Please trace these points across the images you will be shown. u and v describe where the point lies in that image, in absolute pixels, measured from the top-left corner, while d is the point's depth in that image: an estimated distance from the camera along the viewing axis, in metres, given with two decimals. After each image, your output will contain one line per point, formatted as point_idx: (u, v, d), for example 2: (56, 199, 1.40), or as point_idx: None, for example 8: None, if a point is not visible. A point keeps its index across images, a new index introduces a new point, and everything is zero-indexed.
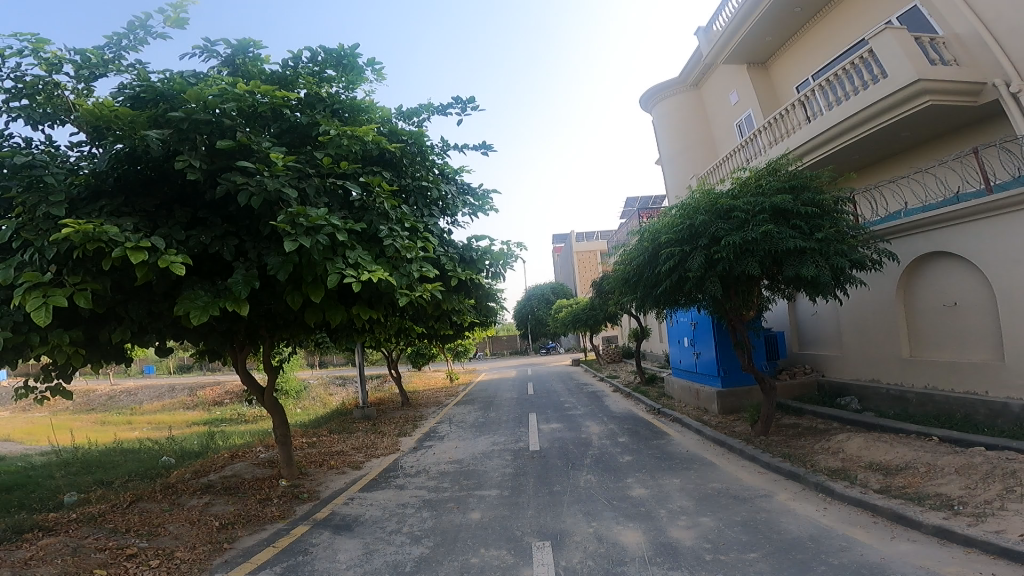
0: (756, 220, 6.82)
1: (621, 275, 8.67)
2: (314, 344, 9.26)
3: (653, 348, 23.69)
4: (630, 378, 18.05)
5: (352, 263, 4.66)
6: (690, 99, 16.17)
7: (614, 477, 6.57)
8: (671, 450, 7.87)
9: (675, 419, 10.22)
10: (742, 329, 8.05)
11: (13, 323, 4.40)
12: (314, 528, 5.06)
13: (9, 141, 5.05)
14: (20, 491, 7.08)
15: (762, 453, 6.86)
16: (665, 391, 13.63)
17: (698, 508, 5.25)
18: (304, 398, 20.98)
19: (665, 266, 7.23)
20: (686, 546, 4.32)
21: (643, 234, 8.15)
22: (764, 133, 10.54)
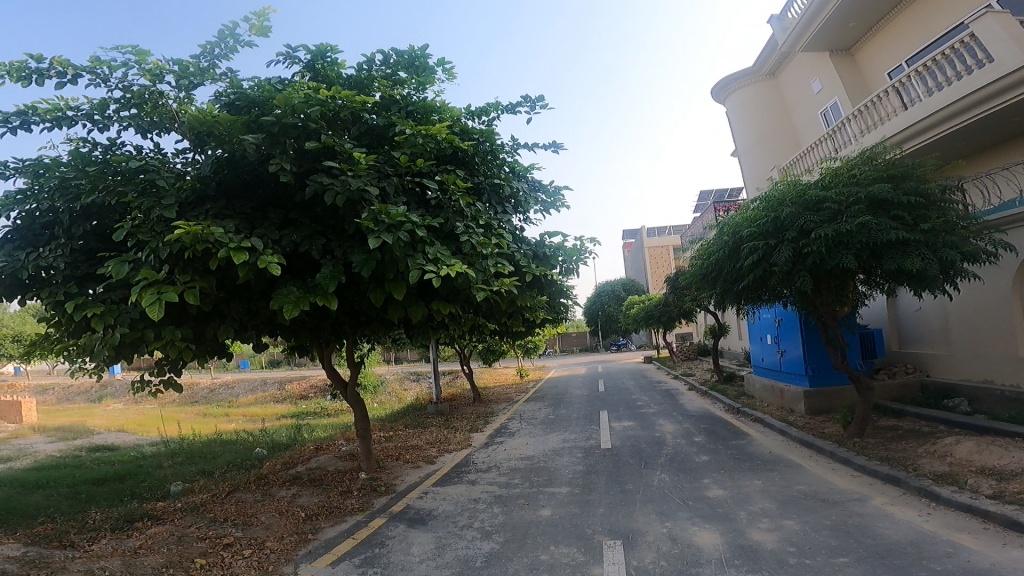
0: (850, 211, 6.52)
1: (699, 270, 8.49)
2: (391, 339, 9.53)
3: (733, 346, 23.00)
4: (708, 376, 17.59)
5: (432, 258, 4.81)
6: (768, 89, 15.53)
7: (690, 477, 6.45)
8: (752, 450, 7.64)
9: (757, 419, 9.90)
10: (834, 326, 7.70)
11: (132, 320, 4.78)
12: (390, 520, 5.23)
13: (123, 149, 5.45)
14: (133, 481, 7.67)
15: (856, 455, 6.54)
16: (746, 391, 13.23)
17: (783, 510, 5.07)
18: (380, 393, 21.63)
19: (747, 261, 7.03)
20: (768, 549, 4.19)
21: (722, 227, 7.93)
22: (854, 121, 10.01)
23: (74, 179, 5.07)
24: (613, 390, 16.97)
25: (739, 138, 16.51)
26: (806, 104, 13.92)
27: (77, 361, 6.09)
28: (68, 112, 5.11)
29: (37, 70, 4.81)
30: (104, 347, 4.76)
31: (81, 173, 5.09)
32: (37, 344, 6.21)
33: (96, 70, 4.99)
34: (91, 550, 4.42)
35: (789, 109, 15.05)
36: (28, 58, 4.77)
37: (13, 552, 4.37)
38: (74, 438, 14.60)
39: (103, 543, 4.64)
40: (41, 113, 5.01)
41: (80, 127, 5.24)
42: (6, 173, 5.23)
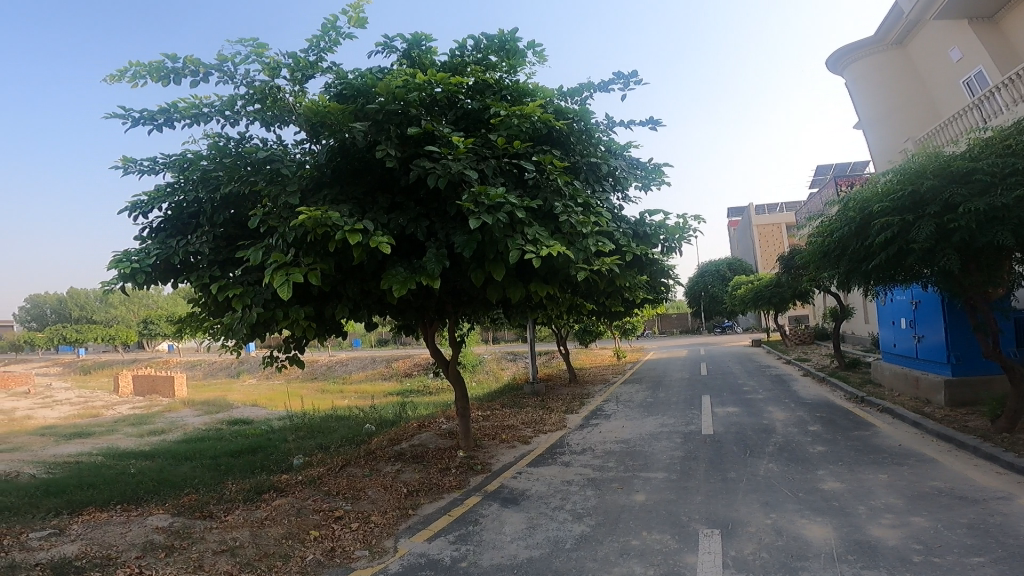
0: (1006, 183, 5.92)
1: (819, 248, 8.00)
2: (490, 320, 9.69)
3: (859, 331, 21.56)
4: (825, 363, 16.62)
5: (531, 239, 4.85)
6: (892, 59, 14.28)
7: (802, 468, 6.14)
8: (878, 443, 7.16)
9: (884, 410, 9.25)
10: (985, 309, 7.05)
11: (264, 300, 5.22)
12: (484, 499, 5.36)
13: (250, 142, 5.84)
14: (263, 453, 8.34)
15: (1004, 452, 5.97)
16: (871, 379, 12.37)
17: (910, 507, 4.72)
18: (479, 372, 22.18)
19: (877, 239, 6.53)
20: (889, 546, 3.93)
21: (848, 202, 7.41)
22: (1007, 89, 9.02)
23: (214, 172, 5.53)
24: (717, 374, 16.45)
25: (863, 112, 15.36)
26: (941, 73, 12.75)
27: (219, 338, 6.68)
28: (203, 109, 5.54)
29: (174, 69, 5.22)
30: (242, 325, 5.21)
31: (219, 165, 5.53)
32: (184, 322, 6.86)
33: (223, 67, 5.35)
34: (226, 521, 4.85)
35: (921, 79, 13.76)
36: (165, 59, 5.18)
37: (162, 521, 4.87)
38: (215, 412, 16.01)
39: (236, 513, 5.07)
40: (181, 111, 5.46)
41: (215, 123, 5.67)
42: (156, 168, 5.77)
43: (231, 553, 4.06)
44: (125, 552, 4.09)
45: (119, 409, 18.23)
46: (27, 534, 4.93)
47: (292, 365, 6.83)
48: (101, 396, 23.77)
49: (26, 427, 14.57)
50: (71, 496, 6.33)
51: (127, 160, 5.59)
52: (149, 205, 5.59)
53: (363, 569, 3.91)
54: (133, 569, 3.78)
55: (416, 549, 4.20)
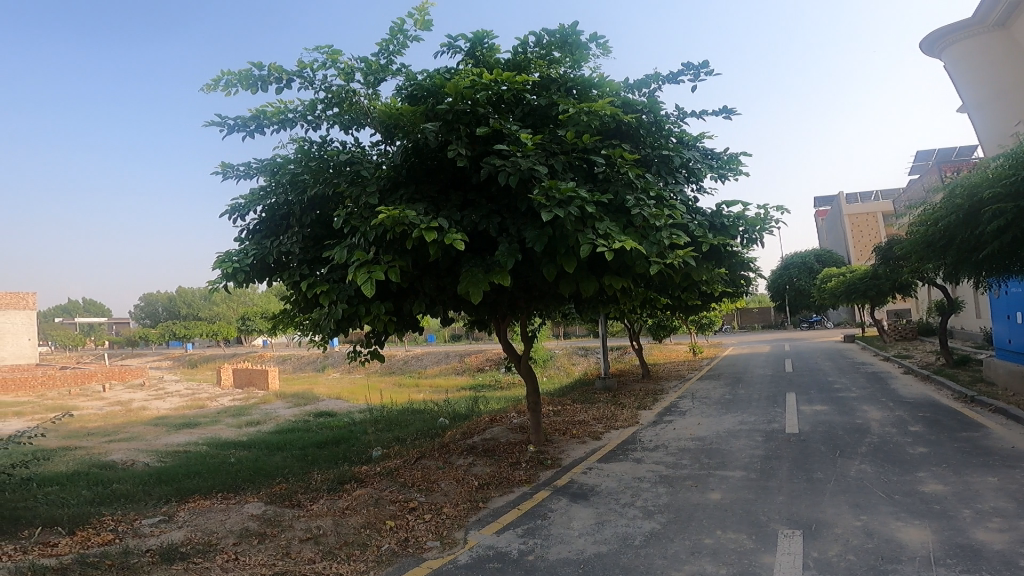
0: None
1: (922, 237, 7.53)
2: (562, 315, 9.69)
3: (969, 326, 20.09)
4: (928, 360, 15.60)
5: (603, 233, 4.82)
6: (997, 41, 13.06)
7: (899, 469, 5.81)
8: (986, 445, 6.66)
9: (996, 411, 8.60)
10: None
11: (348, 297, 5.44)
12: (554, 494, 5.38)
13: (330, 145, 6.08)
14: (344, 445, 8.68)
15: None
16: (982, 377, 11.51)
17: (1019, 511, 4.38)
18: (550, 368, 22.22)
19: (989, 227, 6.09)
20: (994, 550, 3.66)
21: (953, 187, 6.91)
22: None
23: (301, 174, 5.80)
24: (803, 371, 15.77)
25: (972, 93, 14.24)
26: None
27: (308, 334, 7.00)
28: (289, 114, 5.81)
29: (261, 77, 5.51)
30: (328, 321, 5.45)
31: (305, 168, 5.81)
32: (276, 320, 7.25)
33: (303, 74, 5.59)
34: (311, 509, 5.09)
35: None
36: (253, 67, 5.47)
37: (256, 509, 5.16)
38: (305, 404, 16.78)
39: (320, 503, 5.30)
40: (269, 117, 5.75)
41: (300, 128, 5.93)
42: (249, 173, 6.12)
43: (315, 541, 4.26)
44: (223, 539, 4.36)
45: (220, 401, 19.44)
46: (140, 519, 5.35)
47: (373, 360, 7.08)
48: (204, 388, 25.41)
49: (140, 417, 15.78)
50: (178, 484, 6.82)
51: (224, 166, 5.95)
52: (245, 208, 5.94)
53: (435, 559, 4.01)
54: (229, 556, 4.02)
55: (485, 541, 4.27)
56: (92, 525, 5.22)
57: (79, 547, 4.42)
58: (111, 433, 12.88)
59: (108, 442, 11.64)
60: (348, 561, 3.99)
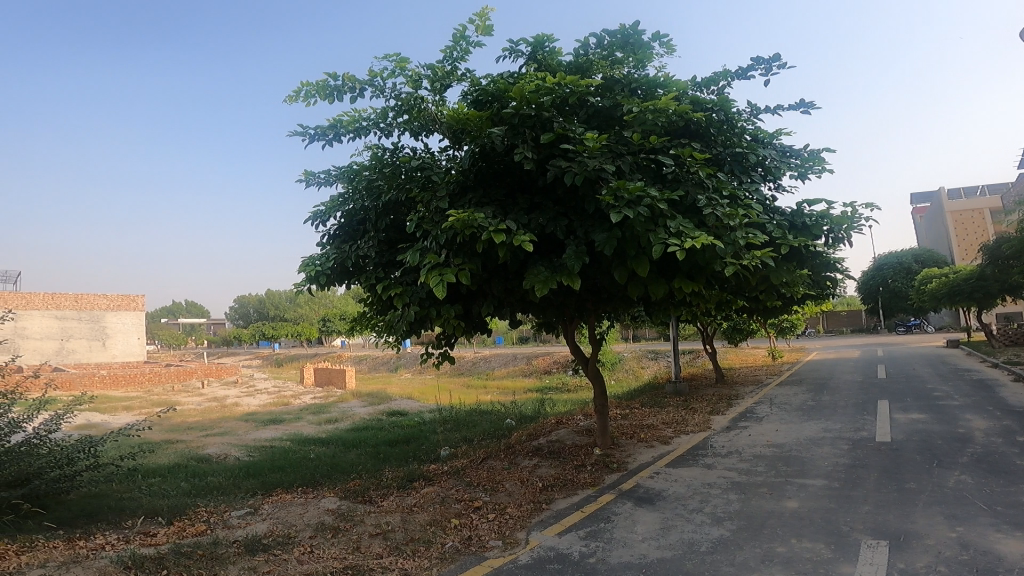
0: None
1: None
2: (631, 317, 9.56)
3: None
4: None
5: (675, 232, 4.73)
6: None
7: (1003, 480, 5.39)
8: None
9: None
10: None
11: (420, 299, 5.57)
12: (619, 497, 5.32)
13: (401, 152, 6.26)
14: (414, 443, 8.88)
15: None
16: None
17: None
18: (619, 370, 21.98)
19: None
20: None
21: None
22: None
23: (375, 181, 6.01)
24: (898, 377, 14.89)
25: None
26: None
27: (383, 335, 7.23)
28: (363, 122, 6.02)
29: (336, 87, 5.73)
30: (402, 323, 5.61)
31: (380, 174, 6.02)
32: (353, 322, 7.52)
33: (374, 82, 5.78)
34: (382, 506, 5.25)
35: None
36: (329, 77, 5.70)
37: (331, 504, 5.38)
38: (380, 403, 17.28)
39: (390, 500, 5.46)
40: (345, 126, 5.98)
41: (373, 135, 6.14)
42: (329, 180, 6.39)
43: (384, 537, 4.39)
44: (301, 531, 4.56)
45: (303, 399, 20.34)
46: (229, 511, 5.68)
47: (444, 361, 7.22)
48: (290, 386, 26.63)
49: (233, 413, 16.76)
50: (263, 478, 7.19)
51: (306, 174, 6.25)
52: (326, 214, 6.21)
53: (495, 558, 4.05)
54: (306, 549, 4.20)
55: (546, 542, 4.27)
56: (188, 516, 5.58)
57: (175, 538, 4.74)
58: (208, 428, 13.75)
59: (204, 436, 12.43)
60: (413, 557, 4.09)
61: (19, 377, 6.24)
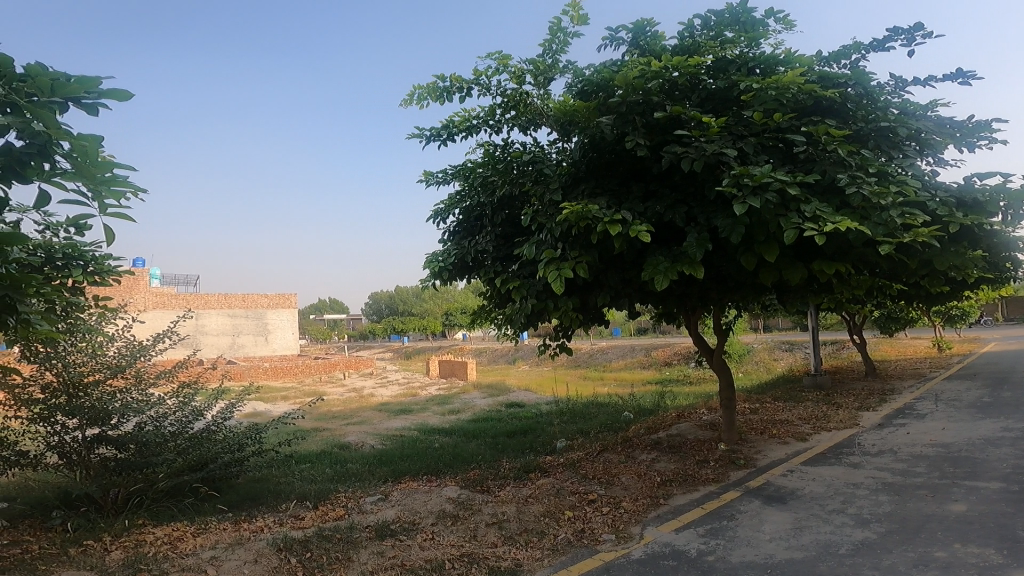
0: None
1: None
2: (762, 306, 9.09)
3: None
4: None
5: (811, 216, 4.45)
6: None
7: None
8: None
9: None
10: None
11: (537, 292, 5.61)
12: (744, 495, 5.09)
13: (512, 147, 6.34)
14: (532, 435, 9.00)
15: None
16: None
17: None
18: (747, 363, 21.02)
19: None
20: None
21: None
22: None
23: (490, 177, 6.13)
24: None
25: None
26: None
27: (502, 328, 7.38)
28: (473, 121, 6.16)
29: (445, 88, 5.90)
30: (520, 316, 5.68)
31: (493, 170, 6.14)
32: (474, 315, 7.72)
33: (480, 81, 5.89)
34: (499, 495, 5.37)
35: None
36: (438, 79, 5.88)
37: (452, 492, 5.57)
38: (499, 394, 17.63)
39: (507, 490, 5.57)
40: (457, 126, 6.16)
41: (484, 133, 6.27)
42: (447, 179, 6.60)
43: (499, 526, 4.49)
44: (423, 519, 4.77)
45: (429, 390, 21.26)
46: (364, 497, 6.06)
47: (561, 353, 7.23)
48: (419, 378, 27.93)
49: (369, 403, 17.86)
50: (394, 466, 7.59)
51: (426, 174, 6.51)
52: (445, 211, 6.43)
53: (608, 552, 4.03)
54: (427, 535, 4.39)
55: (662, 538, 4.18)
56: (330, 501, 6.02)
57: (319, 521, 5.13)
58: (348, 417, 14.74)
59: (345, 425, 13.33)
60: (526, 547, 4.16)
61: (199, 366, 6.89)
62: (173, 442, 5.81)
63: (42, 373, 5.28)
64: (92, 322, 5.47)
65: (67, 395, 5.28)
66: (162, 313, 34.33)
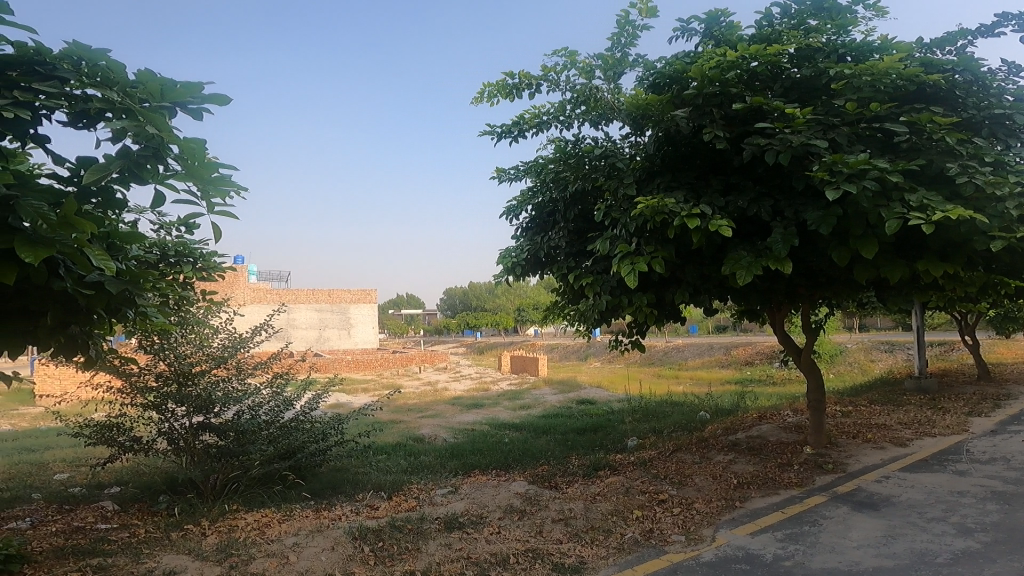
0: None
1: None
2: (858, 303, 8.63)
3: None
4: None
5: (916, 206, 4.21)
6: None
7: None
8: None
9: None
10: None
11: (610, 287, 5.55)
12: (831, 500, 4.87)
13: (583, 142, 6.30)
14: (602, 432, 8.94)
15: None
16: None
17: None
18: (840, 364, 20.05)
19: None
20: None
21: None
22: None
23: (562, 172, 6.10)
24: None
25: None
26: None
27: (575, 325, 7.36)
28: (544, 117, 6.16)
29: (514, 85, 5.92)
30: (594, 313, 5.65)
31: (565, 165, 6.11)
32: (547, 310, 7.73)
33: (548, 77, 5.87)
34: (566, 492, 5.37)
35: None
36: (507, 77, 5.91)
37: (519, 488, 5.61)
38: (570, 391, 17.60)
39: (574, 487, 5.56)
40: (527, 122, 6.17)
41: (555, 128, 6.25)
42: (519, 175, 6.64)
43: (564, 523, 4.48)
44: (491, 512, 4.82)
45: (502, 385, 21.47)
46: (434, 489, 6.19)
47: (635, 349, 7.13)
48: (492, 373, 28.25)
49: (442, 396, 18.22)
50: (465, 460, 7.72)
51: (498, 171, 6.58)
52: (518, 208, 6.47)
53: (676, 553, 3.95)
54: (493, 529, 4.44)
55: (735, 541, 4.07)
56: (403, 492, 6.19)
57: (391, 511, 5.29)
58: (422, 410, 15.10)
59: (420, 418, 13.65)
60: (590, 545, 4.14)
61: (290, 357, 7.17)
62: (267, 430, 6.07)
63: (156, 363, 5.74)
64: (200, 313, 6.07)
65: (178, 383, 5.68)
66: (257, 305, 36.31)
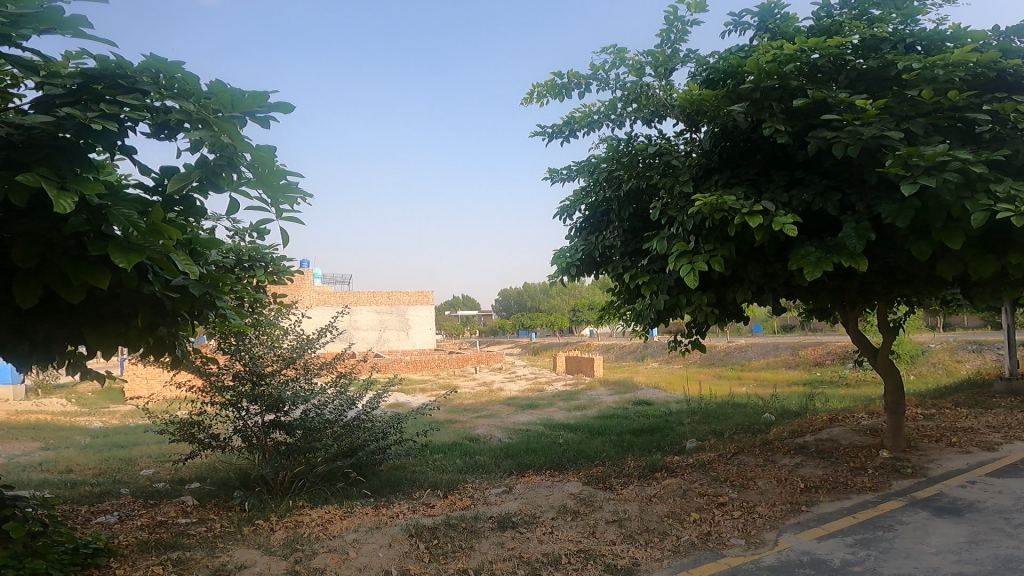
0: None
1: None
2: (941, 301, 8.19)
3: None
4: None
5: (1004, 197, 4.03)
6: None
7: None
8: None
9: None
10: None
11: (668, 286, 5.46)
12: (908, 505, 4.65)
13: (635, 140, 6.23)
14: (661, 434, 8.79)
15: None
16: None
17: None
18: (922, 364, 19.08)
19: None
20: None
21: None
22: None
23: (615, 171, 6.03)
24: None
25: None
26: None
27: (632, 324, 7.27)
28: (595, 116, 6.12)
29: (563, 85, 5.91)
30: (651, 312, 5.57)
31: (617, 164, 6.05)
32: (603, 310, 7.67)
33: (598, 76, 5.83)
34: (622, 493, 5.31)
35: None
36: (556, 76, 5.90)
37: (574, 488, 5.58)
38: (626, 391, 17.40)
39: (630, 488, 5.50)
40: (578, 122, 6.14)
41: (606, 127, 6.20)
42: (571, 175, 6.62)
43: (619, 524, 4.43)
44: (544, 512, 4.82)
45: (558, 385, 21.43)
46: (490, 489, 6.23)
47: (694, 350, 7.00)
48: (547, 373, 28.22)
49: (498, 396, 18.33)
50: (522, 460, 7.73)
51: (551, 172, 6.58)
52: (572, 208, 6.45)
53: (735, 557, 3.85)
54: (547, 529, 4.44)
55: (800, 546, 3.94)
56: (459, 491, 6.25)
57: (447, 510, 5.35)
58: (479, 410, 15.21)
59: (476, 418, 13.76)
60: (645, 547, 4.09)
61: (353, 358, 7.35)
62: (331, 429, 6.24)
63: (233, 363, 5.97)
64: (271, 315, 6.35)
65: (251, 383, 5.91)
66: (322, 307, 37.49)
